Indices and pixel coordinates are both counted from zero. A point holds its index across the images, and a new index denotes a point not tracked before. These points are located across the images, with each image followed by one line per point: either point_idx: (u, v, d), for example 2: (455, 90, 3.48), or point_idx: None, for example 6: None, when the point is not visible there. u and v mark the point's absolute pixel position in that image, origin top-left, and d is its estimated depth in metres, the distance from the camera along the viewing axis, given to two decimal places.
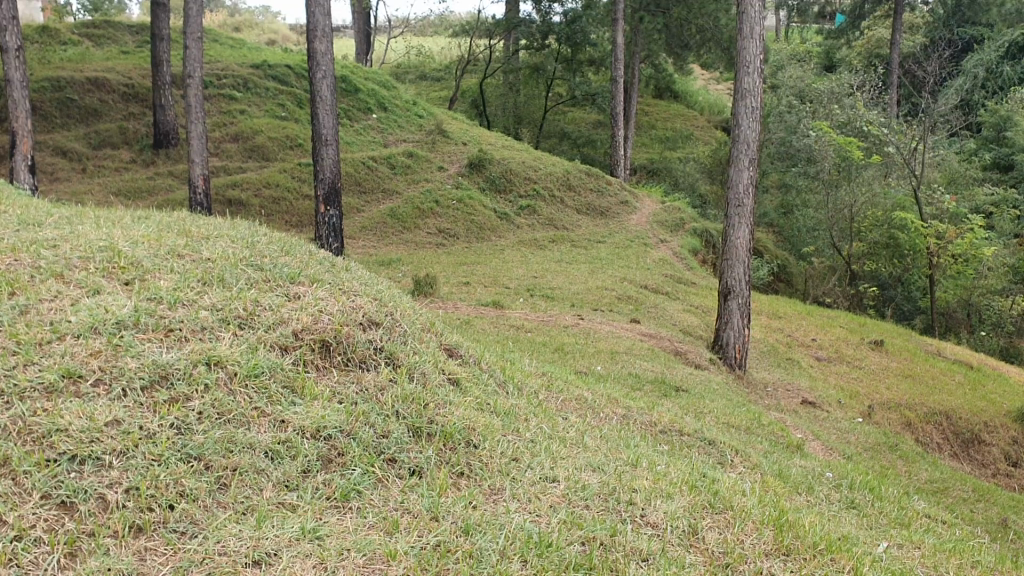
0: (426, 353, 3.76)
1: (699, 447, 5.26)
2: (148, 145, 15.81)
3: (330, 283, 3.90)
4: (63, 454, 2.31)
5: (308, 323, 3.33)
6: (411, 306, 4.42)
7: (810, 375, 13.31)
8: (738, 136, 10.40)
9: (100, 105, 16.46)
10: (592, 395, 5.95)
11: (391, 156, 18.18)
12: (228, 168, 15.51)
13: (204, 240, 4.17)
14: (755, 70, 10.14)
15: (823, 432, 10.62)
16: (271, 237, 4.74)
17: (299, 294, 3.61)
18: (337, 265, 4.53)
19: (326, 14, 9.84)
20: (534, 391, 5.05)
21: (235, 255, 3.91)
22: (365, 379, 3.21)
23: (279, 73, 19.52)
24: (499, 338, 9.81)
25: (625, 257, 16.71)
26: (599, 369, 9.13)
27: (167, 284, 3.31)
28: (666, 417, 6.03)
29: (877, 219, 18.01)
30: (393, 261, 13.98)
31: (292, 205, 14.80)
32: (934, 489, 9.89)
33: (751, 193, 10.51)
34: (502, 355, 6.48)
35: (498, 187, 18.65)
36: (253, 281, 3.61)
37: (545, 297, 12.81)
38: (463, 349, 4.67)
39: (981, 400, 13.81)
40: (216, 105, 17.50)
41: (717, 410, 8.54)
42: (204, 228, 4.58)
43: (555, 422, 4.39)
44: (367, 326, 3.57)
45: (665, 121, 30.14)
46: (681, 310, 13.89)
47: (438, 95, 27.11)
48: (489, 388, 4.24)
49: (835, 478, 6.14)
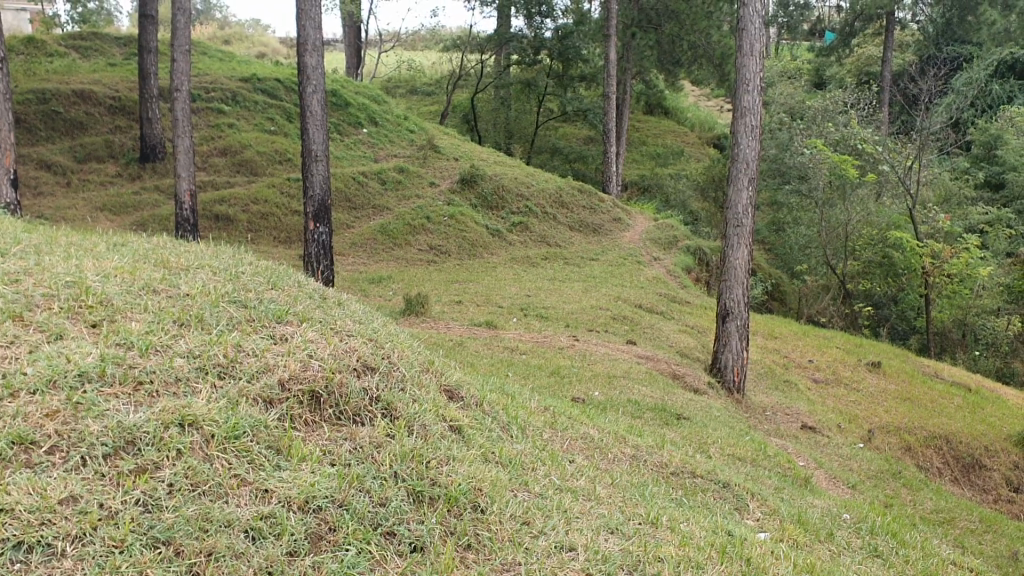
0: (430, 400, 3.43)
1: (711, 492, 4.95)
2: (134, 159, 15.44)
3: (320, 321, 3.56)
4: (6, 541, 1.96)
5: (297, 371, 2.98)
6: (408, 344, 4.10)
7: (808, 398, 13.01)
8: (737, 155, 10.12)
9: (86, 117, 16.07)
10: (597, 431, 5.61)
11: (381, 171, 17.86)
12: (215, 183, 15.15)
13: (183, 272, 3.83)
14: (754, 88, 9.87)
15: (826, 459, 10.30)
16: (256, 266, 4.41)
17: (287, 336, 3.27)
18: (326, 299, 4.20)
19: (317, 27, 9.56)
20: (537, 431, 4.70)
21: (215, 289, 3.57)
22: (360, 435, 2.87)
23: (268, 87, 19.19)
24: (493, 361, 9.49)
25: (618, 274, 16.42)
26: (597, 395, 8.79)
27: (139, 327, 2.97)
28: (676, 456, 5.68)
29: (872, 238, 17.76)
30: (383, 278, 13.65)
31: (280, 221, 14.47)
32: (940, 519, 9.57)
33: (751, 213, 10.21)
34: (500, 386, 6.14)
35: (490, 204, 18.36)
36: (235, 322, 3.26)
37: (538, 316, 12.48)
38: (463, 389, 4.34)
39: (980, 424, 13.46)
40: (203, 119, 17.15)
41: (720, 440, 8.23)
42: (182, 257, 4.24)
43: (565, 471, 4.07)
44: (362, 372, 3.23)
45: (656, 138, 29.91)
46: (677, 330, 13.59)
47: (429, 109, 26.85)
48: (493, 435, 3.91)
49: (853, 519, 5.81)
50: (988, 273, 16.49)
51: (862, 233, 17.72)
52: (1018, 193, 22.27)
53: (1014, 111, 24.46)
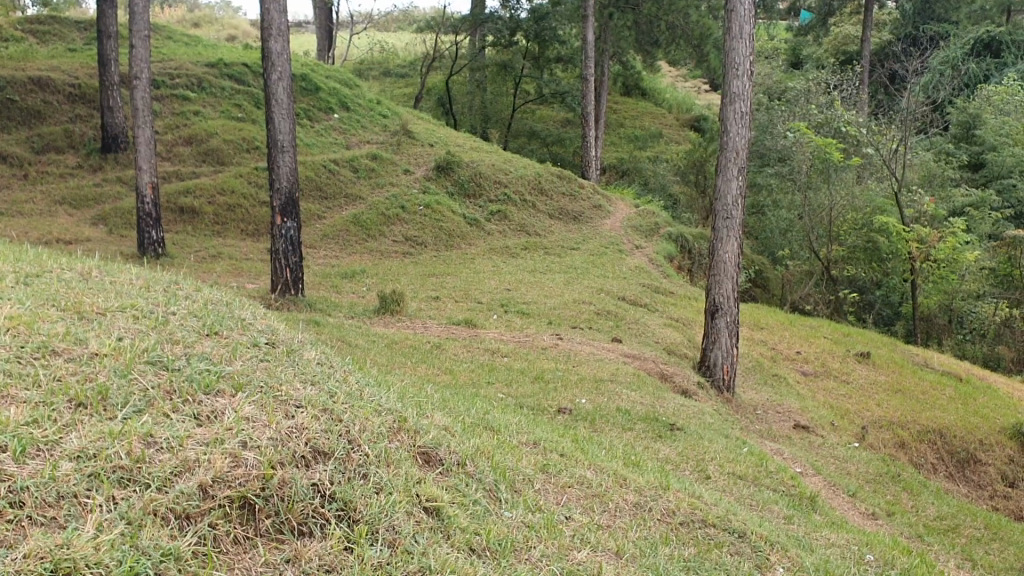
0: (402, 482, 2.77)
1: (727, 547, 4.34)
2: (95, 149, 14.54)
3: (259, 387, 2.88)
4: None
5: (223, 470, 2.31)
6: (370, 400, 3.44)
7: (798, 393, 12.48)
8: (726, 144, 9.51)
9: (44, 106, 15.14)
10: (593, 470, 4.95)
11: (354, 159, 17.09)
12: (180, 173, 14.33)
13: (103, 320, 3.17)
14: (744, 73, 9.24)
15: (822, 463, 9.78)
16: (191, 303, 3.75)
17: (217, 415, 2.60)
18: (274, 345, 3.53)
19: (281, 10, 8.91)
20: (524, 485, 4.07)
21: (131, 346, 2.91)
22: (308, 556, 2.21)
23: (236, 72, 18.31)
24: (473, 365, 8.84)
25: (600, 264, 15.78)
26: (584, 404, 8.18)
27: (17, 416, 2.28)
28: (682, 496, 5.03)
29: (857, 222, 17.09)
30: (356, 272, 12.95)
31: (247, 213, 13.72)
32: (944, 527, 9.03)
33: (740, 205, 9.60)
34: (483, 416, 5.49)
35: (467, 191, 17.63)
36: (147, 397, 2.57)
37: (520, 313, 11.82)
38: (443, 443, 3.66)
39: (974, 415, 12.92)
40: (167, 106, 16.28)
41: (718, 454, 7.65)
42: (100, 295, 3.55)
43: (563, 541, 3.46)
44: (311, 460, 2.56)
45: (634, 121, 29.23)
46: (662, 325, 12.98)
47: (403, 93, 26.06)
48: (478, 509, 3.26)
49: (879, 563, 5.15)
50: (975, 258, 16.01)
51: (847, 217, 17.16)
52: (1000, 174, 21.81)
53: (992, 90, 23.96)
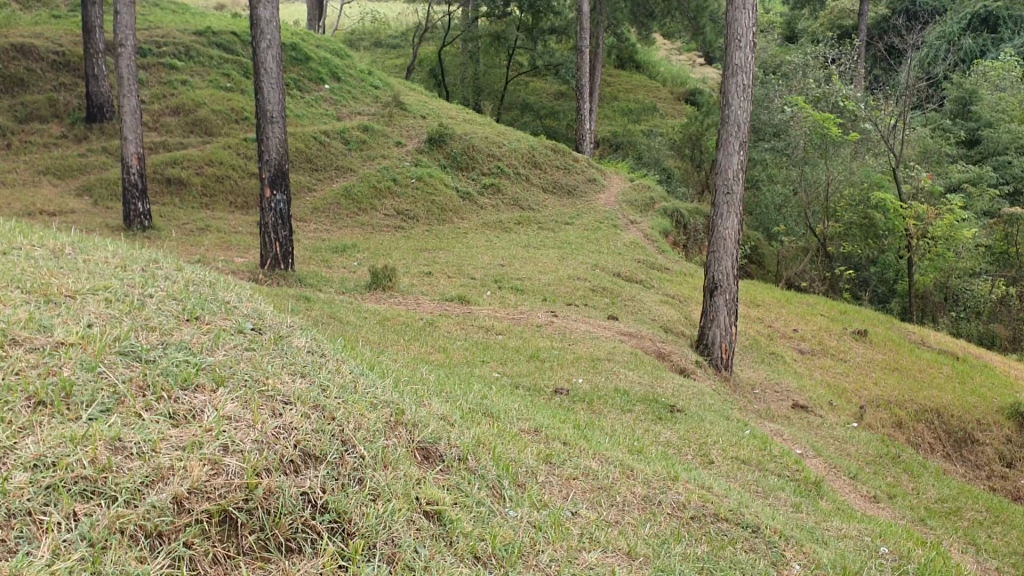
0: (401, 486, 2.51)
1: (740, 543, 4.12)
2: (80, 119, 14.12)
3: (244, 383, 2.62)
4: None
5: (201, 479, 2.06)
6: (365, 393, 3.18)
7: (796, 372, 12.28)
8: (727, 117, 9.21)
9: (27, 74, 14.69)
10: (597, 461, 4.68)
11: (345, 130, 16.72)
12: (167, 143, 13.95)
13: (73, 305, 2.88)
14: (747, 44, 8.92)
15: (822, 444, 9.56)
16: (170, 286, 3.46)
17: (196, 414, 2.34)
18: (261, 332, 3.25)
19: None
20: (528, 479, 3.81)
21: (100, 334, 2.63)
22: None
23: (224, 41, 17.87)
24: (467, 344, 8.57)
25: (594, 240, 15.50)
26: (582, 384, 7.94)
27: None
28: (690, 487, 4.79)
29: (853, 199, 16.78)
30: (346, 247, 12.64)
31: (236, 185, 13.37)
32: (945, 511, 8.83)
33: (741, 179, 9.32)
34: (480, 400, 5.25)
35: (460, 164, 17.30)
36: (117, 394, 2.32)
37: (513, 290, 11.54)
38: (442, 437, 3.40)
39: (972, 394, 12.73)
40: (154, 75, 15.85)
41: (720, 438, 7.41)
42: (67, 275, 3.25)
43: (571, 542, 3.21)
44: (301, 465, 2.31)
45: (628, 94, 28.86)
46: (659, 302, 12.71)
47: (394, 64, 25.62)
48: (482, 511, 2.99)
49: (893, 555, 4.94)
50: (973, 235, 15.80)
51: (843, 193, 16.81)
52: (995, 151, 21.60)
53: (989, 65, 23.68)
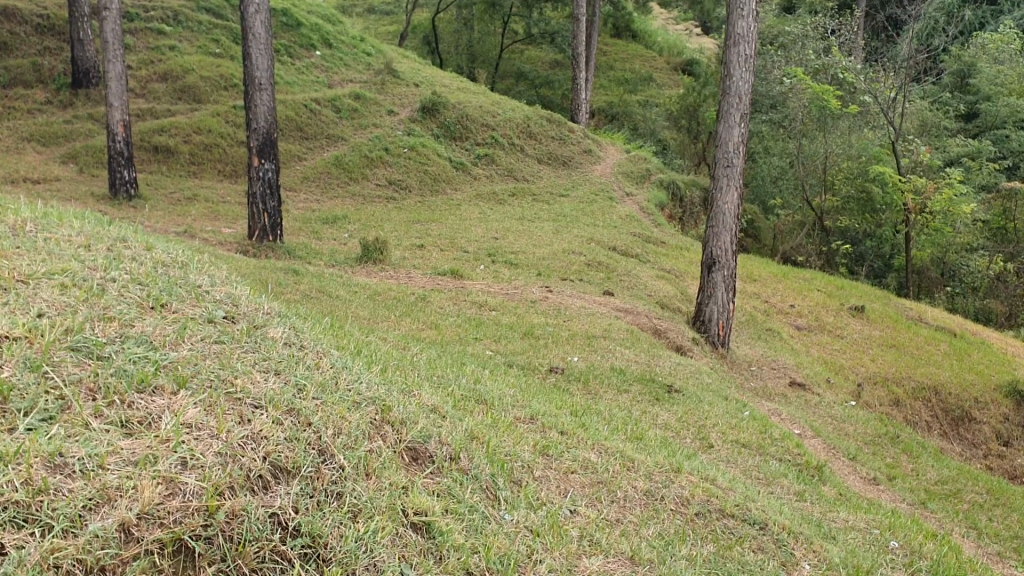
0: (384, 500, 2.30)
1: (747, 543, 3.89)
2: (65, 85, 13.69)
3: (209, 384, 2.39)
4: None
5: (153, 502, 1.86)
6: (347, 389, 2.93)
7: (792, 348, 12.07)
8: (729, 89, 8.91)
9: (10, 37, 14.24)
10: (595, 451, 4.44)
11: (336, 98, 16.33)
12: (154, 110, 13.54)
13: (25, 290, 2.61)
14: (750, 13, 8.62)
15: (820, 424, 9.36)
16: (138, 269, 3.19)
17: (152, 422, 2.13)
18: (234, 322, 3.00)
19: None
20: (525, 475, 3.57)
21: (50, 324, 2.37)
22: None
23: (213, 5, 17.41)
24: (460, 320, 8.30)
25: (589, 212, 15.21)
26: (577, 363, 7.70)
27: None
28: (691, 477, 4.56)
29: (852, 171, 16.47)
30: (338, 218, 12.34)
31: (225, 153, 13.01)
32: (946, 493, 8.62)
33: (741, 153, 9.03)
34: (473, 386, 4.99)
35: (454, 134, 16.93)
36: (62, 401, 2.09)
37: (508, 264, 11.26)
38: (433, 435, 3.15)
39: (969, 372, 12.53)
40: (141, 40, 15.41)
41: (719, 420, 7.17)
42: (22, 256, 2.96)
43: (571, 548, 2.97)
44: (270, 482, 2.12)
45: (624, 64, 28.41)
46: (655, 277, 12.45)
47: (388, 31, 25.13)
48: (477, 519, 2.73)
49: (903, 550, 4.73)
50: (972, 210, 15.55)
51: (841, 166, 16.48)
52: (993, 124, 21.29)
53: (988, 37, 23.33)
